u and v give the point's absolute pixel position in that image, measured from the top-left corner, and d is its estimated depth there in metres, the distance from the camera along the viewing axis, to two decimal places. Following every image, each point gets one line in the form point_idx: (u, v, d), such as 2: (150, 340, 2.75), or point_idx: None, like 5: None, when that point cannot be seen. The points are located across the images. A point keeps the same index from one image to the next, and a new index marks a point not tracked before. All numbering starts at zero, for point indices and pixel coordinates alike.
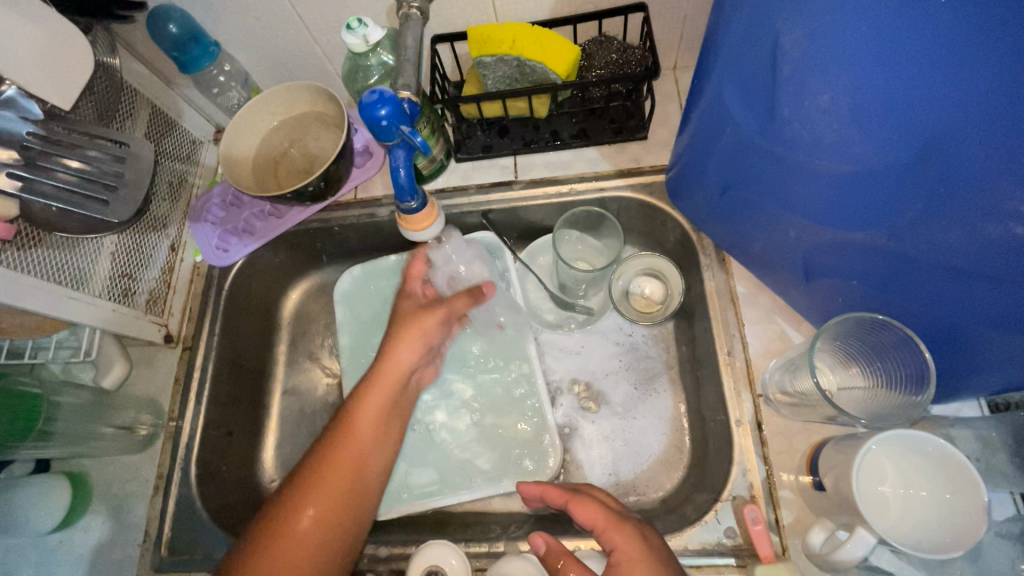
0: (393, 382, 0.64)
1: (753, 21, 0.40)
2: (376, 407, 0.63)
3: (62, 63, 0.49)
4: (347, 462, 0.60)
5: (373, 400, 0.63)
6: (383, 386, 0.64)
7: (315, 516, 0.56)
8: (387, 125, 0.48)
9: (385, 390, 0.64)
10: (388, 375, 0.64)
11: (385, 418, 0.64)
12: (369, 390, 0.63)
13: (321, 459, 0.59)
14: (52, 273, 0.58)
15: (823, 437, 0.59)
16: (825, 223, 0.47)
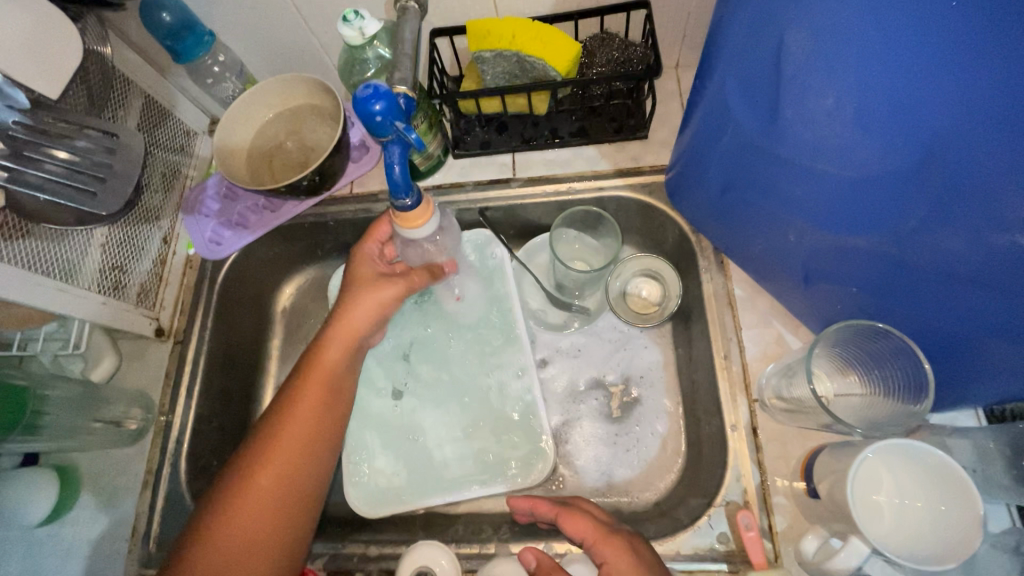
0: (348, 337, 0.63)
1: (758, 18, 0.39)
2: (331, 364, 0.62)
3: (49, 49, 0.48)
4: (302, 422, 0.59)
5: (329, 357, 0.62)
6: (338, 342, 0.62)
7: (272, 478, 0.56)
8: (382, 121, 0.46)
9: (343, 343, 0.63)
10: (341, 333, 0.63)
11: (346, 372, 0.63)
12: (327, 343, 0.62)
13: (277, 419, 0.59)
14: (41, 264, 0.57)
15: (819, 444, 0.58)
16: (826, 228, 0.46)
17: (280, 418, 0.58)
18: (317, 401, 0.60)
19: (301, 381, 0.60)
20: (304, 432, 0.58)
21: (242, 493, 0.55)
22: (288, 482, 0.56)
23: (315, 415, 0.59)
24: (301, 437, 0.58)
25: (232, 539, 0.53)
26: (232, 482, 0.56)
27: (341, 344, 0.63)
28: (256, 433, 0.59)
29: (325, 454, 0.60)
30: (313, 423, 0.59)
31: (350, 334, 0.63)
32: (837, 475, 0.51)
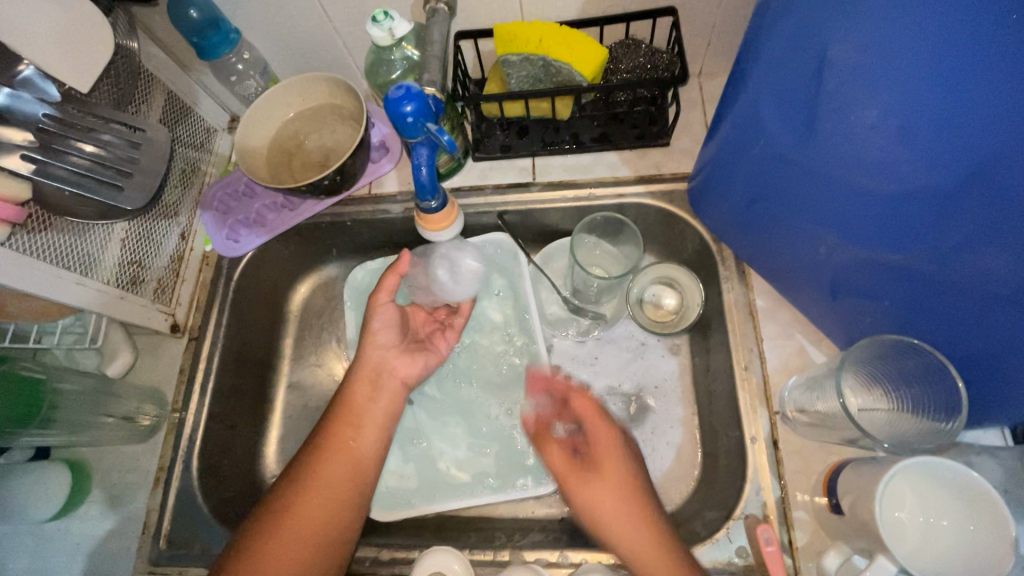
0: (372, 374, 0.65)
1: (800, 32, 0.38)
2: (359, 404, 0.63)
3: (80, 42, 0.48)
4: (332, 465, 0.60)
5: (356, 397, 0.64)
6: (363, 378, 0.64)
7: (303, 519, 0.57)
8: (413, 122, 0.46)
9: (369, 379, 0.65)
10: (364, 370, 0.65)
11: (373, 406, 0.64)
12: (353, 380, 0.64)
13: (310, 455, 0.60)
14: (61, 257, 0.56)
15: (841, 459, 0.57)
16: (862, 242, 0.45)
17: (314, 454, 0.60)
18: (349, 438, 0.61)
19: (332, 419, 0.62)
20: (339, 471, 0.60)
21: (279, 533, 0.56)
22: (323, 523, 0.57)
23: (346, 458, 0.61)
24: (337, 476, 0.59)
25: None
26: (266, 519, 0.57)
27: (365, 384, 0.64)
28: (291, 466, 0.60)
29: (359, 492, 0.60)
30: (347, 460, 0.60)
31: (374, 371, 0.65)
32: (863, 491, 0.50)
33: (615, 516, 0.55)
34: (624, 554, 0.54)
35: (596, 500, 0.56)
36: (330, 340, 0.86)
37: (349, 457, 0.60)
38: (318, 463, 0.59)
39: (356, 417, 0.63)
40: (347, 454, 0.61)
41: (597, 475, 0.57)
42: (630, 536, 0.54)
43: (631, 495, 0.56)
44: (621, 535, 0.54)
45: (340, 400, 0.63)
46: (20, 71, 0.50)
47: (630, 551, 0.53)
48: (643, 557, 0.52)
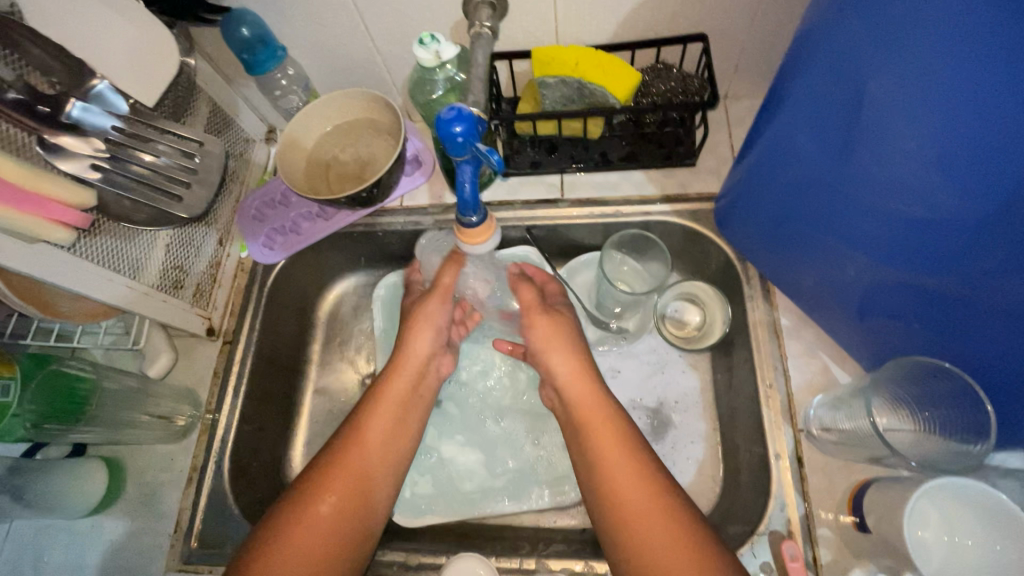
0: (410, 372, 0.67)
1: (838, 64, 0.41)
2: (397, 400, 0.65)
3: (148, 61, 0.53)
4: (360, 462, 0.60)
5: (393, 391, 0.65)
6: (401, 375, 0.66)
7: (324, 515, 0.56)
8: (462, 142, 0.48)
9: (406, 380, 0.66)
10: (406, 365, 0.67)
11: (404, 409, 0.65)
12: (391, 378, 0.65)
13: (343, 447, 0.60)
14: (110, 260, 0.58)
15: (866, 477, 0.58)
16: (892, 265, 0.47)
17: (348, 446, 0.60)
18: (386, 431, 0.63)
19: (368, 412, 0.63)
20: (367, 464, 0.60)
21: (297, 527, 0.55)
22: (342, 523, 0.56)
23: (373, 457, 0.61)
24: (368, 469, 0.60)
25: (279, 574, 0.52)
26: (287, 513, 0.56)
27: (403, 380, 0.66)
28: (320, 459, 0.60)
29: (387, 488, 0.61)
30: (380, 454, 0.61)
31: (413, 369, 0.67)
32: (890, 510, 0.51)
33: (561, 361, 0.64)
34: (559, 380, 0.63)
35: (544, 336, 0.66)
36: (356, 346, 0.88)
37: (384, 451, 0.62)
38: (348, 454, 0.60)
39: (390, 413, 0.64)
40: (382, 448, 0.62)
41: (551, 316, 0.68)
42: (566, 369, 0.64)
43: (573, 339, 0.66)
44: (560, 368, 0.64)
45: (375, 394, 0.65)
46: (93, 86, 0.52)
47: (569, 387, 0.62)
48: (585, 403, 0.61)
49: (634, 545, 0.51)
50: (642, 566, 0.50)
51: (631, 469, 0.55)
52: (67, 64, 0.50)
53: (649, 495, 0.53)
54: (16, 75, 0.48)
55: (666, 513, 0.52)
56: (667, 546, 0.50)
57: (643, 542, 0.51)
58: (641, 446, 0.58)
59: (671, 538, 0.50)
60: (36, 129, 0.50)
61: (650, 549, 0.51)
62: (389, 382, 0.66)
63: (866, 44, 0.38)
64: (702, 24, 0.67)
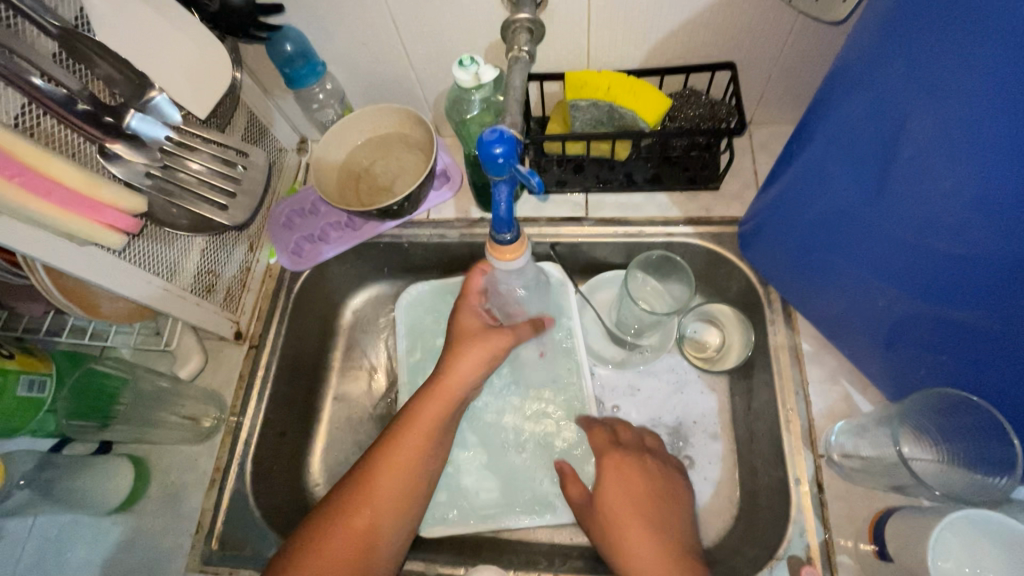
0: (447, 397, 0.65)
1: (878, 103, 0.42)
2: (430, 421, 0.64)
3: (209, 78, 0.58)
4: (389, 481, 0.60)
5: (428, 412, 0.64)
6: (438, 399, 0.64)
7: (353, 533, 0.57)
8: (503, 163, 0.50)
9: (441, 403, 0.65)
10: (443, 389, 0.65)
11: (436, 430, 0.64)
12: (426, 399, 0.65)
13: (373, 463, 0.61)
14: (150, 263, 0.60)
15: (886, 506, 0.59)
16: (922, 298, 0.48)
17: (374, 460, 0.61)
18: (415, 452, 0.63)
19: (401, 430, 0.63)
20: (396, 483, 0.61)
21: (321, 544, 0.56)
22: (366, 544, 0.58)
23: (403, 477, 0.61)
24: (393, 487, 0.61)
25: None
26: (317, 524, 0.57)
27: (439, 403, 0.65)
28: (351, 472, 0.61)
29: (411, 505, 0.62)
30: (404, 476, 0.61)
31: (451, 392, 0.65)
32: (911, 540, 0.52)
33: (639, 542, 0.59)
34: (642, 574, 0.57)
35: (626, 521, 0.61)
36: (376, 355, 0.89)
37: (410, 469, 0.62)
38: (377, 469, 0.61)
39: (423, 435, 0.64)
40: (410, 466, 0.62)
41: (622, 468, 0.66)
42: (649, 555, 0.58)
43: (648, 501, 0.63)
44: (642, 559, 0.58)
45: (409, 415, 0.64)
46: (151, 97, 0.53)
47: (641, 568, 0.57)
48: None
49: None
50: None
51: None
52: (128, 76, 0.52)
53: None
54: (82, 85, 0.49)
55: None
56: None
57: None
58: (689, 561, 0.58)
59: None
60: (98, 137, 0.52)
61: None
62: (425, 404, 0.65)
63: (908, 86, 0.39)
64: (730, 53, 0.69)
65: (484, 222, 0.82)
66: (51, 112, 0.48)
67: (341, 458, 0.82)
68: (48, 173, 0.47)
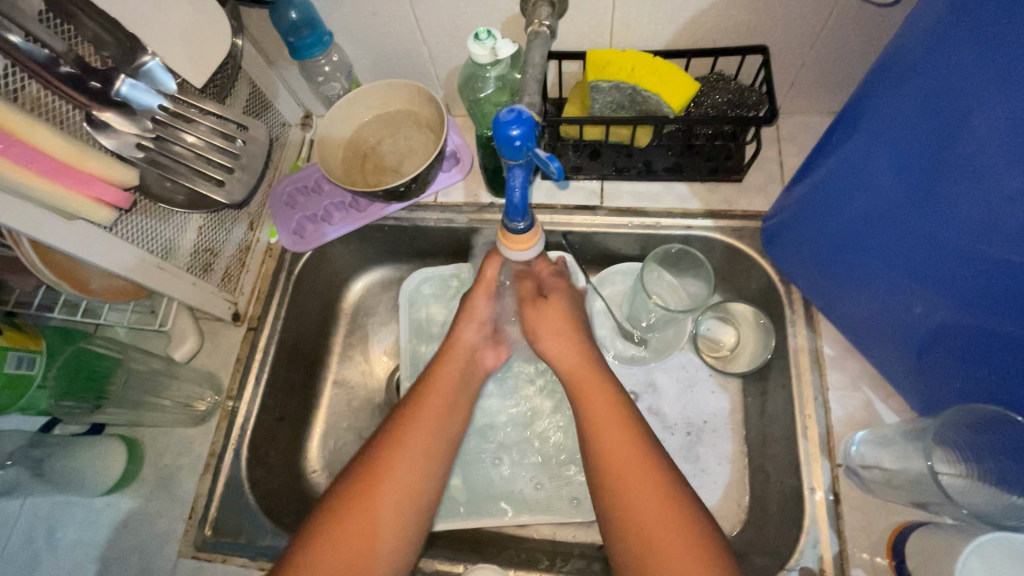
0: (460, 356, 0.66)
1: (937, 92, 0.38)
2: (446, 381, 0.64)
3: (204, 45, 0.54)
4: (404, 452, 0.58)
5: (446, 372, 0.65)
6: (455, 356, 0.66)
7: (359, 523, 0.53)
8: (520, 146, 0.46)
9: (453, 368, 0.65)
10: (456, 349, 0.66)
11: (454, 396, 0.64)
12: (443, 360, 0.65)
13: (383, 453, 0.57)
14: (145, 240, 0.57)
15: (906, 520, 0.56)
16: (965, 306, 0.45)
17: (398, 429, 0.59)
18: (437, 413, 0.61)
19: (423, 393, 0.62)
20: (413, 456, 0.58)
21: (325, 538, 0.52)
22: (375, 537, 0.53)
23: (424, 448, 0.59)
24: (417, 449, 0.58)
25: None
26: (320, 520, 0.54)
27: (455, 364, 0.65)
28: (355, 466, 0.57)
29: (437, 473, 0.59)
30: (423, 448, 0.59)
31: (463, 352, 0.67)
32: (934, 561, 0.49)
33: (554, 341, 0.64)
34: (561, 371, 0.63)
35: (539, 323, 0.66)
36: (379, 341, 0.87)
37: (435, 431, 0.60)
38: (391, 450, 0.57)
39: (441, 402, 0.62)
40: (434, 429, 0.60)
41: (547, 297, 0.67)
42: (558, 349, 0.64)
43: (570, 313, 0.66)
44: (559, 353, 0.64)
45: (428, 376, 0.64)
46: (144, 63, 0.51)
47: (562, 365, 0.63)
48: (581, 382, 0.60)
49: (610, 476, 0.54)
50: (645, 549, 0.49)
51: (604, 396, 0.58)
52: (118, 38, 0.50)
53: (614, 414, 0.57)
54: (68, 47, 0.47)
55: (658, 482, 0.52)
56: (633, 481, 0.52)
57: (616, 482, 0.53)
58: (596, 364, 0.62)
59: (647, 488, 0.52)
60: (85, 104, 0.49)
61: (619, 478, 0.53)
62: (441, 364, 0.65)
63: (973, 77, 0.36)
64: (763, 36, 0.64)
65: (494, 207, 0.78)
66: (34, 75, 0.45)
67: (340, 445, 0.80)
68: (30, 141, 0.45)
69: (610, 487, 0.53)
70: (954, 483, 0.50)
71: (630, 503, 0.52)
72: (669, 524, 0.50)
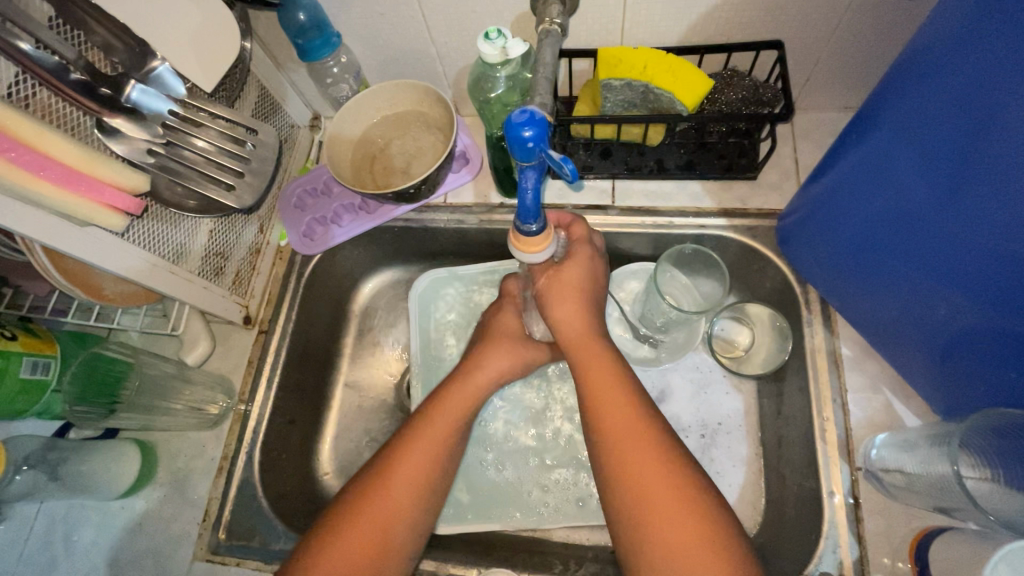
0: (469, 389, 0.63)
1: (964, 91, 0.37)
2: (453, 412, 0.61)
3: (212, 48, 0.54)
4: (404, 482, 0.56)
5: (451, 401, 0.61)
6: (465, 390, 0.62)
7: (364, 535, 0.53)
8: (532, 148, 0.45)
9: (461, 398, 0.62)
10: (468, 383, 0.63)
11: (458, 426, 0.61)
12: (450, 389, 0.62)
13: (383, 473, 0.56)
14: (156, 245, 0.56)
15: (927, 525, 0.55)
16: (990, 309, 0.44)
17: (393, 455, 0.57)
18: (436, 444, 0.58)
19: (425, 417, 0.60)
20: (409, 485, 0.56)
21: (337, 539, 0.52)
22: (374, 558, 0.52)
23: (422, 474, 0.57)
24: (414, 476, 0.56)
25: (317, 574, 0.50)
26: (329, 522, 0.54)
27: (462, 394, 0.62)
28: (367, 471, 0.57)
29: (433, 499, 0.57)
30: (422, 475, 0.57)
31: (476, 387, 0.63)
32: (958, 567, 0.48)
33: (570, 315, 0.58)
34: (563, 339, 0.59)
35: (555, 291, 0.58)
36: (389, 342, 0.86)
37: (437, 458, 0.58)
38: (390, 474, 0.56)
39: (445, 428, 0.60)
40: (436, 456, 0.58)
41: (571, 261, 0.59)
42: (571, 318, 0.59)
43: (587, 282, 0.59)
44: (566, 323, 0.59)
45: (434, 405, 0.61)
46: (154, 67, 0.52)
47: (566, 333, 0.59)
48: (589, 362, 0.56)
49: (619, 460, 0.51)
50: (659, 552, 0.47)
51: (611, 375, 0.56)
52: (128, 44, 0.50)
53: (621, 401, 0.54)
54: (77, 53, 0.47)
55: (674, 470, 0.50)
56: (648, 476, 0.50)
57: (629, 464, 0.51)
58: (601, 338, 0.59)
59: (668, 495, 0.49)
60: (95, 110, 0.49)
61: (631, 462, 0.51)
62: (448, 394, 0.62)
63: (1001, 74, 0.35)
64: (777, 31, 0.63)
65: (503, 208, 0.78)
66: (45, 83, 0.45)
67: (351, 447, 0.80)
68: (42, 149, 0.45)
69: (619, 477, 0.51)
70: (978, 490, 0.48)
71: (644, 499, 0.49)
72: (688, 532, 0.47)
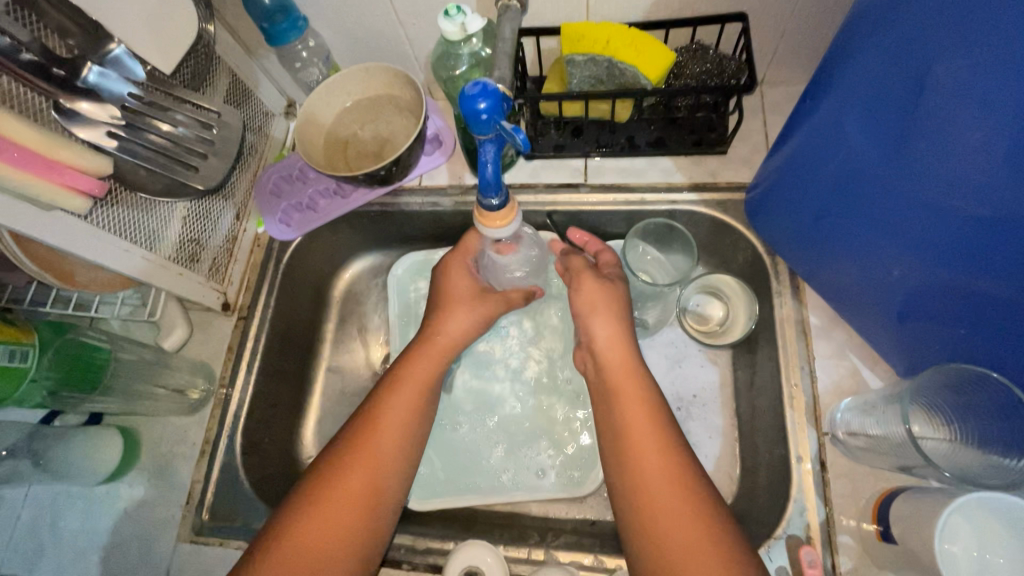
0: (438, 357, 0.66)
1: (901, 46, 0.38)
2: (420, 381, 0.63)
3: (170, 30, 0.54)
4: (366, 465, 0.57)
5: (416, 375, 0.64)
6: (433, 355, 0.65)
7: (333, 521, 0.54)
8: (487, 119, 0.46)
9: (425, 368, 0.64)
10: (435, 349, 0.66)
11: (419, 403, 0.62)
12: (415, 359, 0.65)
13: (348, 448, 0.58)
14: (126, 230, 0.57)
15: (892, 486, 0.56)
16: (939, 265, 0.45)
17: (363, 430, 0.59)
18: (404, 415, 0.61)
19: (385, 396, 0.62)
20: (369, 463, 0.57)
21: (314, 509, 0.54)
22: (344, 531, 0.54)
23: (389, 454, 0.59)
24: (383, 451, 0.58)
25: (298, 543, 0.52)
26: (305, 496, 0.55)
27: (429, 362, 0.65)
28: (339, 441, 0.59)
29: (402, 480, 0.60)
30: (392, 452, 0.59)
31: (444, 350, 0.66)
32: (918, 524, 0.49)
33: (602, 329, 0.63)
34: (597, 352, 0.62)
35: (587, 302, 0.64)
36: (370, 327, 0.87)
37: (401, 432, 0.60)
38: (354, 451, 0.57)
39: (415, 394, 0.63)
40: (400, 430, 0.60)
41: (600, 282, 0.65)
42: (606, 339, 0.62)
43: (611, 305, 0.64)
44: (599, 335, 0.63)
45: (394, 378, 0.63)
46: (110, 50, 0.52)
47: (603, 353, 0.62)
48: (621, 383, 0.59)
49: (637, 479, 0.53)
50: (663, 539, 0.49)
51: (640, 398, 0.57)
52: (84, 26, 0.51)
53: (643, 406, 0.57)
54: (32, 36, 0.47)
55: (680, 483, 0.52)
56: (664, 482, 0.52)
57: (648, 483, 0.52)
58: (637, 365, 0.61)
59: (669, 490, 0.52)
60: (53, 92, 0.50)
61: (649, 484, 0.52)
62: (408, 370, 0.64)
63: (936, 27, 0.35)
64: (740, 3, 0.63)
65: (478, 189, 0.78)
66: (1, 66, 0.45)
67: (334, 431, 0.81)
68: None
69: (633, 476, 0.54)
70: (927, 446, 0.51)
71: (654, 495, 0.52)
72: (684, 509, 0.50)
